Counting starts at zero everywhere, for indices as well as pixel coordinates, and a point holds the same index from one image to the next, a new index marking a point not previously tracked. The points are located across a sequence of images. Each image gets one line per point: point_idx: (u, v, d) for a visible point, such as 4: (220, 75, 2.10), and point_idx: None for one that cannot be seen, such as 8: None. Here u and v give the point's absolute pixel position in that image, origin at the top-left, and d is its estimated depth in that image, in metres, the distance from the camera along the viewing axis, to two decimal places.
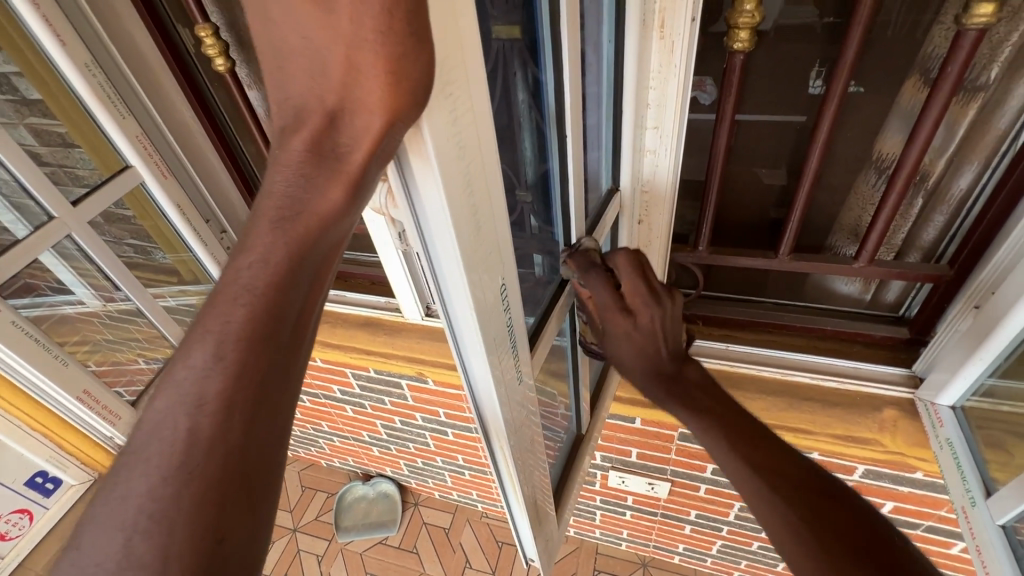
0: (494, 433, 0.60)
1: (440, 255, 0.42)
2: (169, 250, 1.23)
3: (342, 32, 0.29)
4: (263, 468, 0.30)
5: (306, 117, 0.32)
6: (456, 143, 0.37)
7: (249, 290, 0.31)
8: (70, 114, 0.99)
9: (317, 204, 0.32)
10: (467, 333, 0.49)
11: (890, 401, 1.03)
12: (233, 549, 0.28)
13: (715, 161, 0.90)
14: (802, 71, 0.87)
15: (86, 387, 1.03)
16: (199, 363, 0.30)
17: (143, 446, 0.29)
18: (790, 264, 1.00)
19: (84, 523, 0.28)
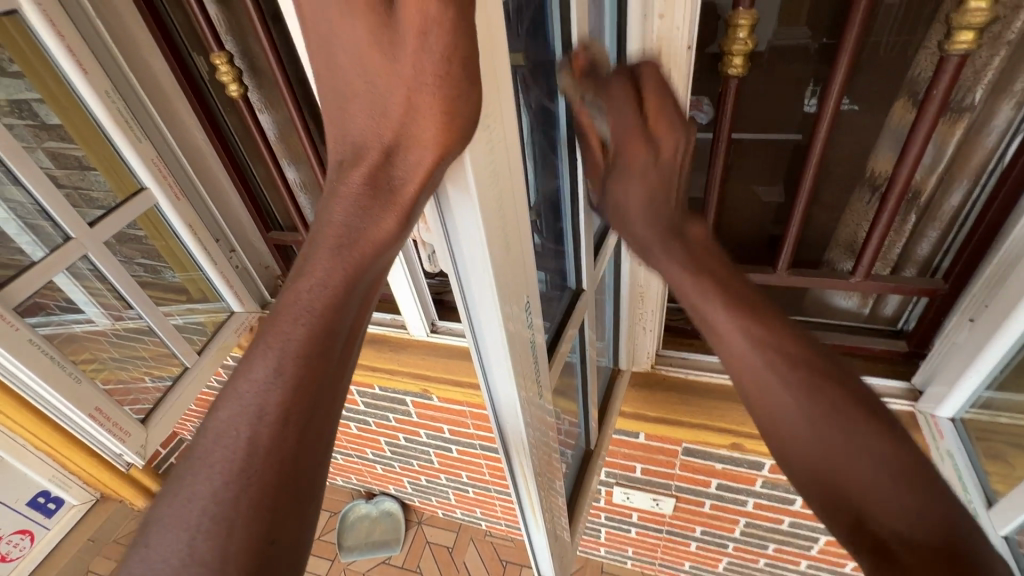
0: (514, 448, 0.62)
1: (472, 279, 0.45)
2: (180, 270, 1.26)
3: (404, 77, 0.32)
4: (311, 479, 0.32)
5: (365, 151, 0.35)
6: (491, 173, 0.41)
7: (309, 310, 0.33)
8: (88, 138, 1.03)
9: (372, 231, 0.35)
10: (494, 353, 0.51)
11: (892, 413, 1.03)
12: (283, 553, 0.30)
13: (713, 178, 0.91)
14: (796, 91, 0.90)
15: (97, 405, 1.04)
16: (261, 376, 0.32)
17: (207, 453, 0.30)
18: (789, 279, 1.02)
19: (148, 525, 0.29)
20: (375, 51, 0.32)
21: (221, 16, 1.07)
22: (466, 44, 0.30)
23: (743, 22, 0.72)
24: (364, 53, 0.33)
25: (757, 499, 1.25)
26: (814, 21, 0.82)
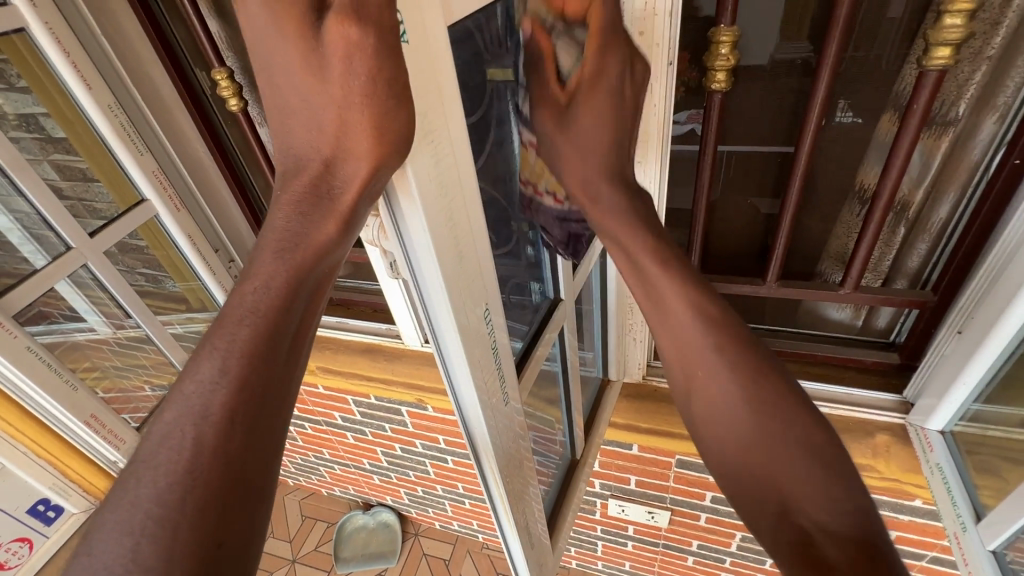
0: (484, 454, 0.62)
1: (428, 285, 0.45)
2: (180, 279, 1.28)
3: (333, 95, 0.34)
4: (260, 478, 0.33)
5: (307, 164, 0.36)
6: (439, 182, 0.42)
7: (253, 312, 0.34)
8: (93, 152, 1.05)
9: (313, 236, 0.36)
10: (454, 358, 0.52)
11: (882, 426, 1.03)
12: (230, 553, 0.30)
13: (699, 190, 0.92)
14: (783, 104, 0.91)
15: (93, 412, 1.06)
16: (207, 376, 0.33)
17: (153, 456, 0.31)
18: (778, 291, 1.03)
19: (92, 533, 0.29)
20: (305, 72, 0.34)
21: (223, 34, 1.11)
22: (388, 64, 0.32)
23: (725, 38, 0.73)
24: (298, 75, 0.34)
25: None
26: (815, 36, 0.83)
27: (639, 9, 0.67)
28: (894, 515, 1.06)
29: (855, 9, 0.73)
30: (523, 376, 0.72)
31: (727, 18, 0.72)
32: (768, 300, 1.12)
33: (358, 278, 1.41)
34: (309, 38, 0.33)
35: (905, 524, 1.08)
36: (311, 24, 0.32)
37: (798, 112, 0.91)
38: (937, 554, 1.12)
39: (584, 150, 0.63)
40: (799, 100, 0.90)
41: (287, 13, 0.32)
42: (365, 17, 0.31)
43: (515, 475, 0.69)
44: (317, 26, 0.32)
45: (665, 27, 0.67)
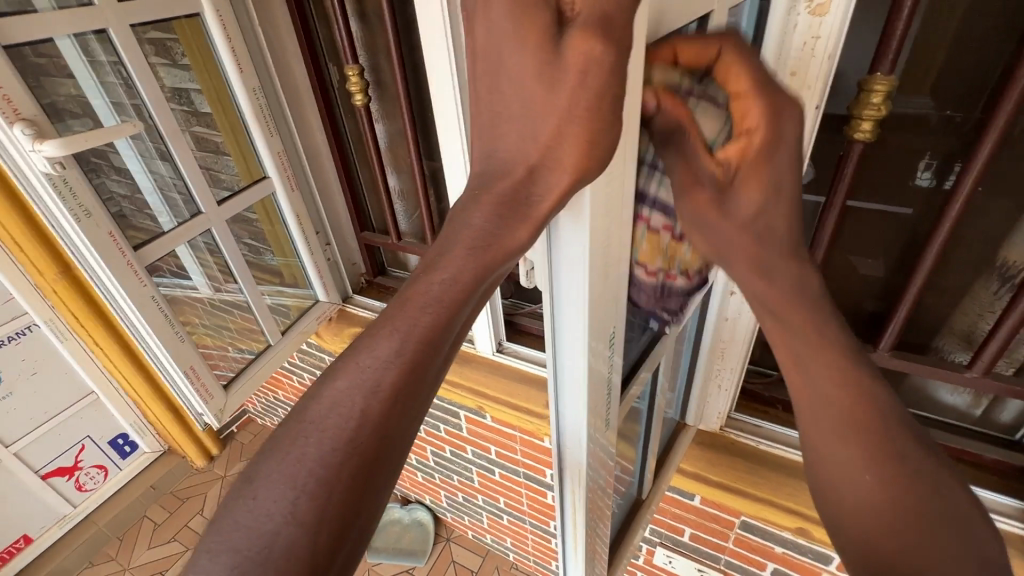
0: (574, 475, 0.63)
1: (566, 299, 0.47)
2: (280, 253, 1.38)
3: (558, 107, 0.34)
4: (401, 457, 0.34)
5: (510, 169, 0.37)
6: (607, 206, 0.42)
7: (437, 302, 0.35)
8: (234, 130, 1.17)
9: (507, 240, 0.37)
10: (569, 372, 0.53)
11: (999, 534, 0.89)
12: (364, 521, 0.32)
13: (817, 249, 0.87)
14: (909, 161, 0.86)
15: (192, 364, 1.14)
16: (383, 353, 0.34)
17: (321, 416, 0.33)
18: (889, 362, 0.94)
19: (254, 478, 0.32)
20: (536, 79, 0.33)
21: (360, 33, 1.18)
22: (617, 85, 0.33)
23: (879, 88, 0.68)
24: (527, 84, 0.34)
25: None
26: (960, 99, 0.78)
27: (795, 49, 0.63)
28: None
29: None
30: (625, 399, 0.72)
31: (885, 66, 0.68)
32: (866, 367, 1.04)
33: None
34: (549, 46, 0.32)
35: None
36: (553, 35, 0.32)
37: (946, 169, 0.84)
38: None
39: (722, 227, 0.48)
40: (929, 161, 0.84)
41: (531, 25, 0.32)
42: (611, 37, 0.32)
43: (596, 496, 0.69)
44: (561, 39, 0.32)
45: (822, 69, 0.63)
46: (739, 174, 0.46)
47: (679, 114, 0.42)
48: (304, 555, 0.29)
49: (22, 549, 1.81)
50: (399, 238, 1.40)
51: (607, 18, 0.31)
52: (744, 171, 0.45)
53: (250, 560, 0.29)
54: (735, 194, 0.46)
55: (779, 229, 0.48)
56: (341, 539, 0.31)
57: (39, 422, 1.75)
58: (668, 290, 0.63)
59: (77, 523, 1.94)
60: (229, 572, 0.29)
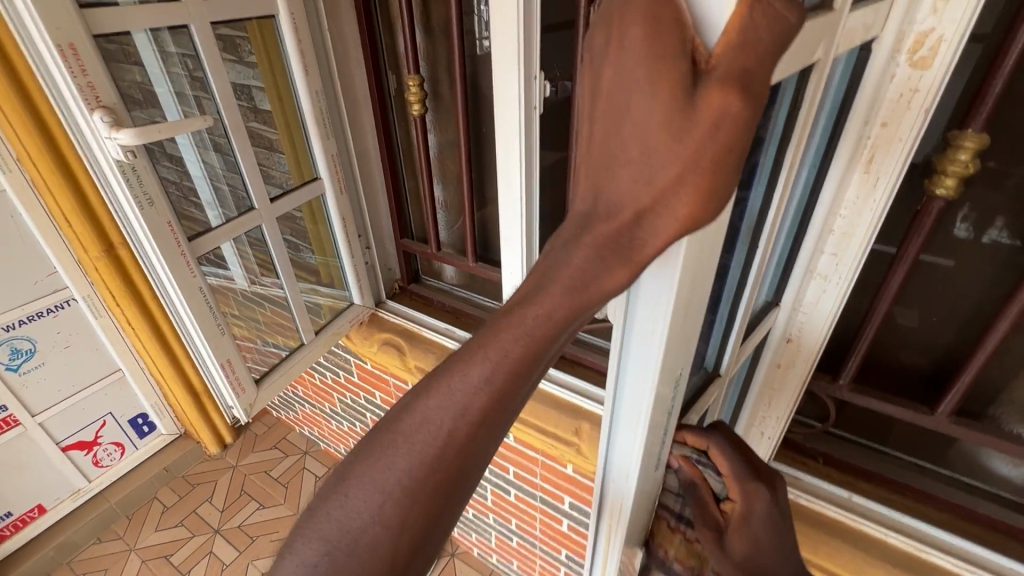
0: (612, 510, 0.62)
1: (640, 339, 0.45)
2: (319, 252, 1.39)
3: (682, 156, 0.32)
4: (475, 479, 0.35)
5: (618, 209, 0.34)
6: (700, 256, 0.39)
7: (530, 333, 0.35)
8: (290, 128, 1.19)
9: (604, 281, 0.35)
10: (628, 410, 0.51)
11: None
12: (437, 532, 0.34)
13: (880, 303, 0.85)
14: (945, 215, 0.85)
15: (229, 357, 1.15)
16: (473, 380, 0.34)
17: (411, 429, 0.34)
18: (946, 427, 0.89)
19: (347, 475, 0.34)
20: (663, 129, 0.32)
21: (423, 43, 1.18)
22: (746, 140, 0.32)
23: (968, 145, 0.66)
24: (653, 130, 0.32)
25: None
26: None
27: (891, 99, 0.63)
28: None
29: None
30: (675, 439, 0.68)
31: (976, 124, 0.66)
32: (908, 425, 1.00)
33: (475, 292, 1.44)
34: (682, 97, 0.31)
35: None
36: (686, 87, 0.31)
37: None
38: None
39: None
40: (965, 214, 0.83)
41: (666, 74, 0.31)
42: (746, 91, 0.31)
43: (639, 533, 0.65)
44: (697, 91, 0.30)
45: (915, 122, 0.62)
46: (729, 528, 0.62)
47: (692, 474, 0.66)
48: (385, 558, 0.31)
49: (34, 519, 1.83)
50: (439, 248, 1.40)
51: (746, 73, 0.31)
52: (732, 526, 0.62)
53: (340, 552, 0.32)
54: (728, 540, 0.61)
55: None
56: (419, 547, 0.32)
57: (66, 396, 1.77)
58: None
59: (90, 498, 1.96)
60: (321, 558, 0.31)
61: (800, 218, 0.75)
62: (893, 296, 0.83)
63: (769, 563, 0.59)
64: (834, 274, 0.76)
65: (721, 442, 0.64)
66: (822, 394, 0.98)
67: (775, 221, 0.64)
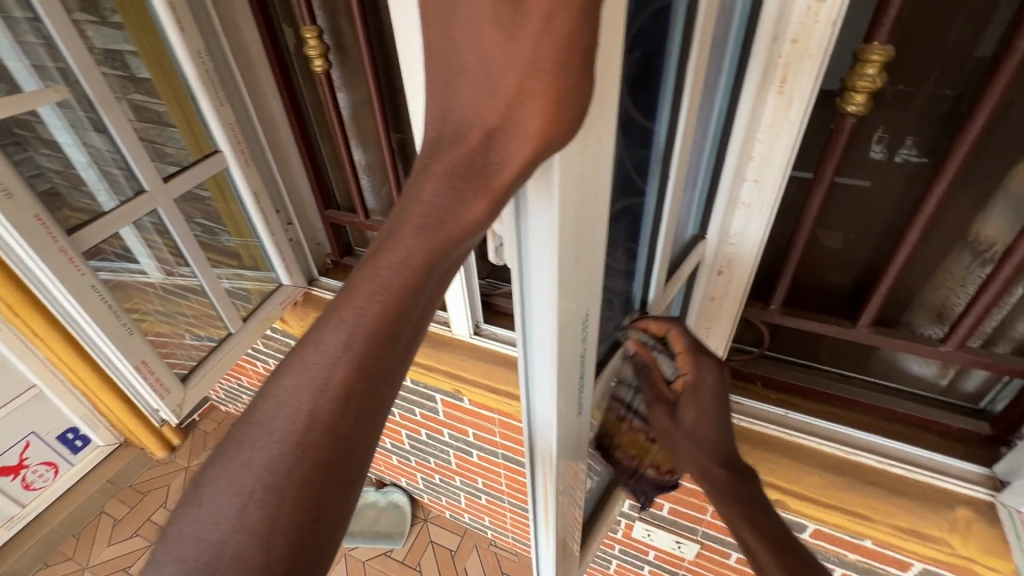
0: (543, 460, 0.61)
1: (535, 282, 0.42)
2: (236, 234, 1.28)
3: (520, 59, 0.29)
4: (359, 462, 0.32)
5: (465, 133, 0.33)
6: (579, 176, 0.37)
7: (386, 288, 0.33)
8: (177, 97, 1.06)
9: (461, 215, 0.33)
10: (540, 363, 0.49)
11: (963, 499, 0.91)
12: (323, 529, 0.30)
13: (802, 226, 0.87)
14: (863, 136, 0.86)
15: (143, 357, 1.05)
16: (329, 347, 0.32)
17: (267, 418, 0.31)
18: (867, 337, 0.95)
19: (201, 484, 0.30)
20: (494, 29, 0.29)
21: None
22: (588, 32, 0.28)
23: (875, 58, 0.66)
24: (486, 34, 0.30)
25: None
26: (960, 75, 0.76)
27: (800, 14, 0.61)
28: None
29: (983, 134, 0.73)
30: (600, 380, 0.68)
31: (880, 36, 0.66)
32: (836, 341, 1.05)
33: None
34: None
35: None
36: None
37: (946, 134, 0.81)
38: None
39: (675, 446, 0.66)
40: (880, 135, 0.85)
41: None
42: None
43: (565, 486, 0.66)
44: None
45: (824, 36, 0.61)
46: (681, 399, 0.67)
47: (646, 356, 0.69)
48: (254, 569, 0.27)
49: None
50: (367, 217, 1.32)
51: None
52: (684, 397, 0.67)
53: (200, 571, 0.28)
54: (679, 411, 0.66)
55: (716, 441, 0.65)
56: (296, 555, 0.29)
57: None
58: (639, 475, 0.81)
59: (26, 525, 1.82)
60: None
61: (718, 145, 0.74)
62: (813, 220, 0.85)
63: (711, 426, 0.65)
64: (757, 201, 0.77)
65: (677, 325, 0.69)
66: (755, 319, 1.01)
67: (684, 150, 0.62)
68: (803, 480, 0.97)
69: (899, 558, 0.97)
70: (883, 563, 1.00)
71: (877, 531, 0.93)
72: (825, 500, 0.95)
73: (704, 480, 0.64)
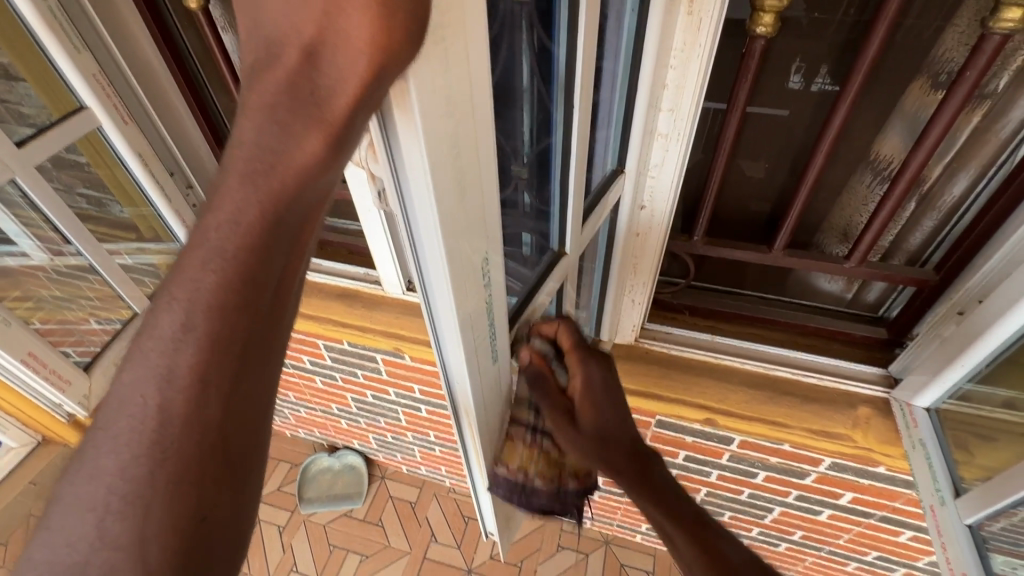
0: (464, 409, 0.61)
1: (421, 227, 0.39)
2: (128, 203, 1.13)
3: None
4: (235, 443, 0.32)
5: (281, 53, 0.30)
6: (446, 99, 0.34)
7: (220, 254, 0.31)
8: (17, 41, 0.88)
9: (293, 156, 0.31)
10: (444, 313, 0.47)
11: (866, 399, 1.01)
12: (214, 525, 0.31)
13: (720, 157, 0.89)
14: (785, 70, 0.87)
15: (30, 349, 0.95)
16: (167, 332, 0.31)
17: (111, 422, 0.31)
18: (782, 260, 1.00)
19: (50, 510, 0.30)
20: None
21: None
22: None
23: None
24: None
25: (733, 474, 1.24)
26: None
27: None
28: (854, 478, 1.09)
29: (881, 51, 0.74)
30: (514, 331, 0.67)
31: None
32: (754, 266, 1.09)
33: (335, 217, 1.32)
34: None
35: (864, 488, 1.11)
36: None
37: (845, 61, 0.83)
38: (886, 513, 1.16)
39: (581, 444, 0.70)
40: (799, 65, 0.85)
41: None
42: None
43: (495, 429, 0.70)
44: None
45: None
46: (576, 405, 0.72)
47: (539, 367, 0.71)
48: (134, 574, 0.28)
49: None
50: None
51: None
52: (578, 402, 0.72)
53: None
54: (579, 418, 0.71)
55: (619, 432, 0.71)
56: (187, 557, 0.30)
57: None
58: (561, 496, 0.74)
59: None
60: None
61: (629, 81, 0.71)
62: (729, 150, 0.87)
63: (612, 420, 0.71)
64: (674, 131, 0.78)
65: (565, 324, 0.75)
66: (681, 252, 1.04)
67: (587, 75, 0.58)
68: (726, 398, 1.05)
69: (812, 456, 1.08)
70: (799, 462, 1.11)
71: (794, 435, 1.01)
72: (744, 414, 1.04)
73: (610, 470, 0.70)
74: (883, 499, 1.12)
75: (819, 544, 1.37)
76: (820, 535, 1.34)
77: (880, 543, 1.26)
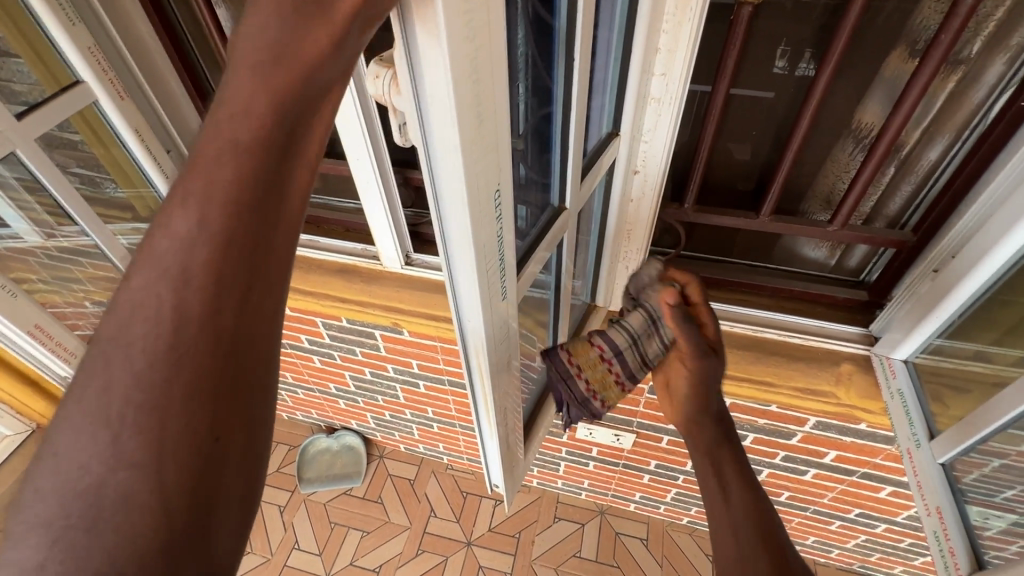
0: (474, 349, 0.64)
1: (443, 153, 0.42)
2: (124, 183, 1.14)
3: None
4: (247, 353, 0.34)
5: None
6: (466, 23, 0.36)
7: (233, 145, 0.34)
8: (13, 16, 0.89)
9: (302, 48, 0.33)
10: (460, 247, 0.50)
11: (846, 356, 1.06)
12: (227, 447, 0.32)
13: (705, 139, 0.92)
14: (770, 49, 0.90)
15: (38, 322, 0.96)
16: (181, 230, 0.33)
17: (125, 327, 0.32)
18: (770, 225, 1.04)
19: (50, 436, 0.30)
20: None
21: None
22: None
23: None
24: None
25: None
26: None
27: None
28: (837, 436, 1.14)
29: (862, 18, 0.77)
30: (520, 278, 0.70)
31: None
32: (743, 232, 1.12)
33: (330, 195, 1.34)
34: None
35: (847, 445, 1.16)
36: None
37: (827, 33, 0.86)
38: (867, 470, 1.22)
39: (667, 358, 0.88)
40: (785, 48, 0.89)
41: None
42: None
43: (504, 377, 0.73)
44: None
45: None
46: None
47: None
48: (144, 498, 0.29)
49: None
50: None
51: None
52: None
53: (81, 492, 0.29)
54: None
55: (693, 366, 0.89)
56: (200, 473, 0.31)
57: None
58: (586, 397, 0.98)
59: None
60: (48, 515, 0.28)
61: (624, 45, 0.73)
62: (718, 118, 0.89)
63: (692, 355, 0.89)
64: (666, 95, 0.81)
65: None
66: (671, 220, 1.08)
67: (585, 30, 0.60)
68: None
69: (798, 416, 1.13)
70: (785, 423, 1.16)
71: (781, 396, 1.06)
72: (734, 374, 1.08)
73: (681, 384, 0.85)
74: (865, 456, 1.18)
75: (804, 504, 1.43)
76: (805, 495, 1.40)
77: (861, 500, 1.32)
